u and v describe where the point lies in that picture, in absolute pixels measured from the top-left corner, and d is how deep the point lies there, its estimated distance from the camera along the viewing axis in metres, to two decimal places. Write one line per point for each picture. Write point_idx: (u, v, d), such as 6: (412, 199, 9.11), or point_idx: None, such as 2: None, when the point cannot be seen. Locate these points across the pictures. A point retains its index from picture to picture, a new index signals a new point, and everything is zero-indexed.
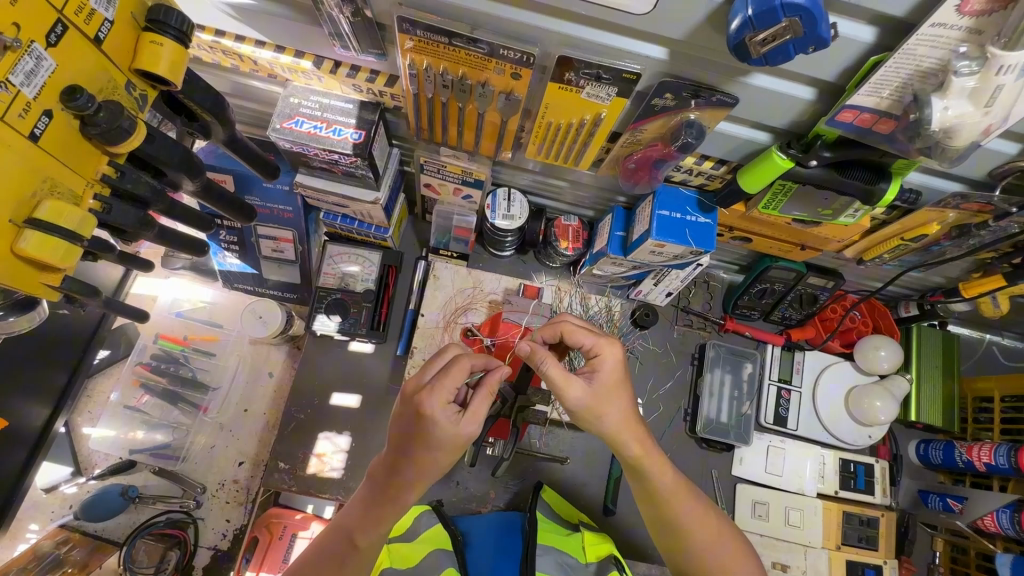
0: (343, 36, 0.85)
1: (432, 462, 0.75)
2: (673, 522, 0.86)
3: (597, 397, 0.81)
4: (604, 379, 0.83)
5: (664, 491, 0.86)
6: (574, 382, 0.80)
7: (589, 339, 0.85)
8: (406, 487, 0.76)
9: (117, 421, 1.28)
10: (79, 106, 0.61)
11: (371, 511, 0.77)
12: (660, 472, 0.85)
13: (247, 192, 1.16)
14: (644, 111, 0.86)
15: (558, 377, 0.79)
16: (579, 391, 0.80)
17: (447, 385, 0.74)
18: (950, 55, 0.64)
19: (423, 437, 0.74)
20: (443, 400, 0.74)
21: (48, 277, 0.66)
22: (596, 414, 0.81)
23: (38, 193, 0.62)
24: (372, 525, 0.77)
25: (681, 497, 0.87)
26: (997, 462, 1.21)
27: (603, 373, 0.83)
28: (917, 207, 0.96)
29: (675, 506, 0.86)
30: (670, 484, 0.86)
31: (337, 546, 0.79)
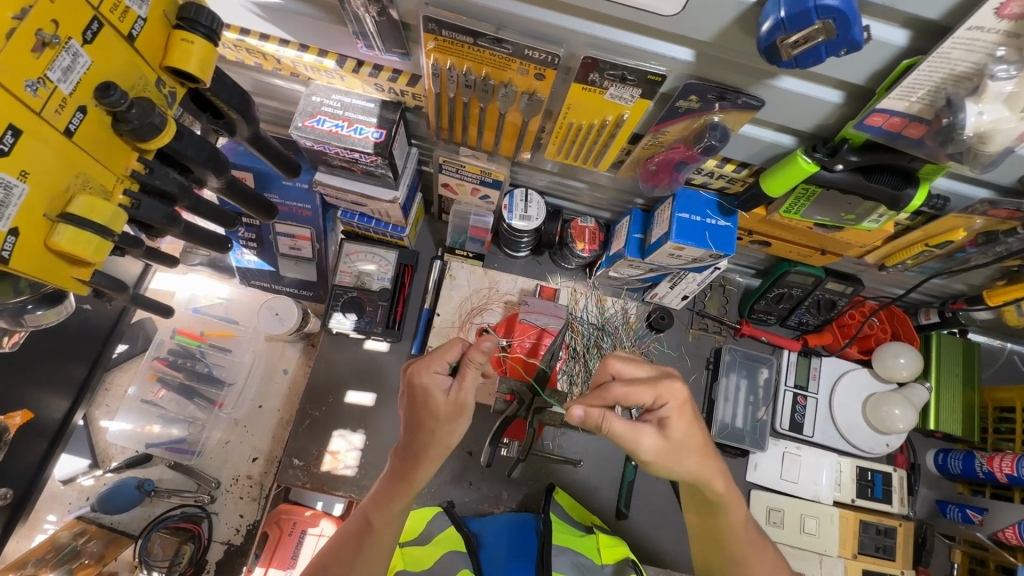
0: (368, 36, 0.85)
1: (434, 439, 0.81)
2: (731, 556, 0.91)
3: (669, 447, 0.80)
4: (672, 429, 0.80)
5: (730, 527, 0.90)
6: (642, 437, 0.78)
7: (649, 395, 0.79)
8: (416, 465, 0.83)
9: (135, 414, 1.30)
10: (112, 102, 0.61)
11: (384, 496, 0.85)
12: (729, 509, 0.89)
13: (267, 190, 1.17)
14: (668, 113, 0.86)
15: (624, 432, 0.77)
16: (651, 440, 0.79)
17: (440, 355, 0.81)
18: (986, 59, 0.63)
19: (420, 412, 0.81)
20: (432, 369, 0.80)
21: (79, 271, 0.67)
22: (668, 463, 0.81)
23: (71, 187, 0.63)
24: (382, 501, 0.85)
25: (744, 532, 0.91)
26: (1020, 473, 1.18)
27: (672, 427, 0.79)
28: (942, 213, 0.95)
29: (735, 544, 0.91)
30: (734, 521, 0.90)
31: (357, 533, 0.86)
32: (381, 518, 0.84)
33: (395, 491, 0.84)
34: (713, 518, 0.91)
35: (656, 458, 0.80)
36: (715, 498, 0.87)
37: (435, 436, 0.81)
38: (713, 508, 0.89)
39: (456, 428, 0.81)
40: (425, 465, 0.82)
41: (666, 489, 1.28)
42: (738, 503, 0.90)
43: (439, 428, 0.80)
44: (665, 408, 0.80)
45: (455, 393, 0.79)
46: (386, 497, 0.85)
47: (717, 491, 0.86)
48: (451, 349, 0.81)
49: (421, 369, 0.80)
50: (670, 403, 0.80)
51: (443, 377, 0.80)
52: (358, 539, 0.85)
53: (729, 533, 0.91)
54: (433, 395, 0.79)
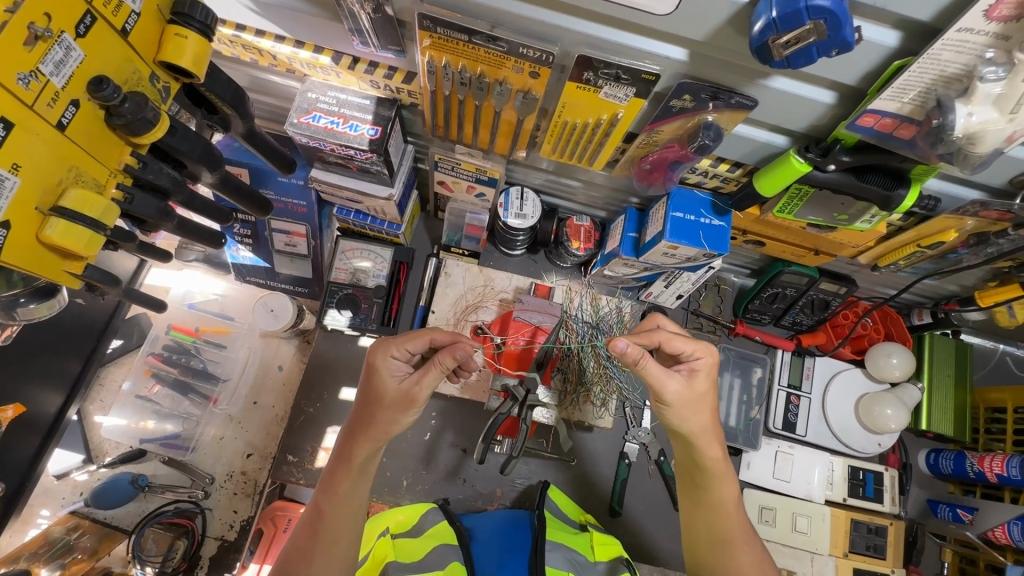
0: (363, 33, 0.85)
1: (375, 421, 0.84)
2: (719, 533, 0.91)
3: (690, 398, 0.83)
4: (697, 384, 0.85)
5: (720, 502, 0.91)
6: (670, 381, 0.81)
7: (687, 346, 0.85)
8: (356, 447, 0.85)
9: (129, 410, 1.30)
10: (105, 96, 0.61)
11: (330, 481, 0.86)
12: (724, 486, 0.91)
13: (262, 186, 1.16)
14: (662, 112, 0.86)
15: (655, 373, 0.80)
16: (676, 386, 0.82)
17: (401, 343, 0.84)
18: (976, 61, 0.64)
19: (368, 388, 0.84)
20: (391, 355, 0.83)
21: (71, 265, 0.67)
22: (682, 412, 0.84)
23: (64, 180, 0.63)
24: (330, 492, 0.86)
25: (736, 513, 0.92)
26: (1010, 473, 1.19)
27: (698, 381, 0.85)
28: (935, 214, 0.95)
29: (725, 516, 0.91)
30: (726, 497, 0.91)
31: (308, 528, 0.85)
32: (331, 506, 0.85)
33: (341, 477, 0.85)
34: (706, 491, 0.92)
35: (675, 404, 0.83)
36: (708, 467, 0.90)
37: (377, 420, 0.84)
38: (708, 480, 0.92)
39: (400, 417, 0.83)
40: (364, 445, 0.84)
41: (658, 487, 1.29)
42: (728, 479, 0.92)
43: (382, 413, 0.82)
44: (697, 364, 0.86)
45: (410, 385, 0.81)
46: (333, 479, 0.86)
47: (712, 459, 0.89)
48: (417, 341, 0.84)
49: (381, 354, 0.83)
50: (702, 363, 0.86)
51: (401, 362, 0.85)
52: (309, 530, 0.85)
53: (721, 505, 0.92)
54: (383, 376, 0.82)
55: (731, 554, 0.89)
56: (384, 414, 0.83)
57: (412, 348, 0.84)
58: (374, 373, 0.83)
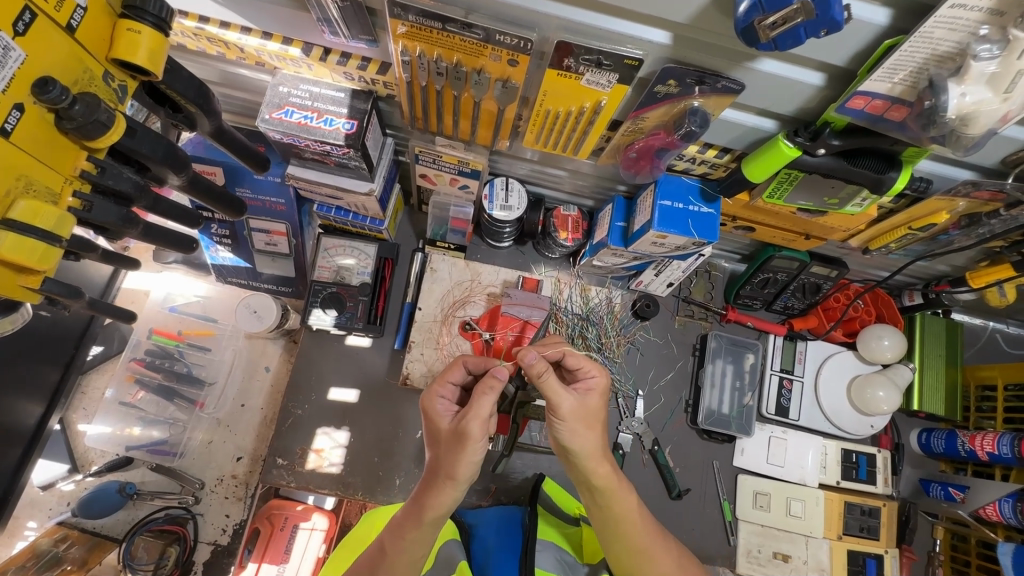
0: (332, 22, 0.81)
1: (439, 462, 0.79)
2: (634, 547, 0.87)
3: (583, 411, 0.80)
4: (591, 400, 0.82)
5: (624, 515, 0.86)
6: (565, 394, 0.79)
7: (582, 362, 0.86)
8: (425, 496, 0.80)
9: (113, 417, 1.27)
10: (51, 99, 0.58)
11: (398, 525, 0.82)
12: (621, 498, 0.86)
13: (237, 185, 1.13)
14: (647, 99, 0.84)
15: (552, 385, 0.78)
16: (569, 403, 0.79)
17: (443, 383, 0.86)
18: (969, 38, 0.62)
19: (433, 436, 0.82)
20: (438, 394, 0.84)
21: (27, 279, 0.64)
22: (571, 431, 0.80)
23: (13, 190, 0.60)
24: (400, 543, 0.81)
25: (641, 522, 0.88)
26: (1000, 451, 1.20)
27: (593, 398, 0.82)
28: (926, 195, 0.94)
29: (630, 527, 0.87)
30: (626, 509, 0.86)
31: (373, 566, 0.82)
32: (396, 548, 0.81)
33: (411, 526, 0.80)
34: (606, 509, 0.86)
35: (568, 418, 0.79)
36: (599, 485, 0.84)
37: (441, 462, 0.78)
38: (602, 497, 0.85)
39: (459, 457, 0.76)
40: (436, 494, 0.78)
41: (653, 475, 1.29)
42: (627, 489, 0.87)
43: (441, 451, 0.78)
44: (592, 383, 0.85)
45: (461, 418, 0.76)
46: (402, 526, 0.81)
47: (601, 476, 0.83)
48: (456, 372, 0.89)
49: (428, 395, 0.84)
50: (596, 382, 0.85)
51: (449, 402, 0.84)
52: (371, 567, 0.81)
53: (625, 516, 0.86)
54: (438, 415, 0.81)
55: (646, 567, 0.88)
56: (445, 453, 0.78)
57: (452, 382, 0.88)
58: (430, 417, 0.82)
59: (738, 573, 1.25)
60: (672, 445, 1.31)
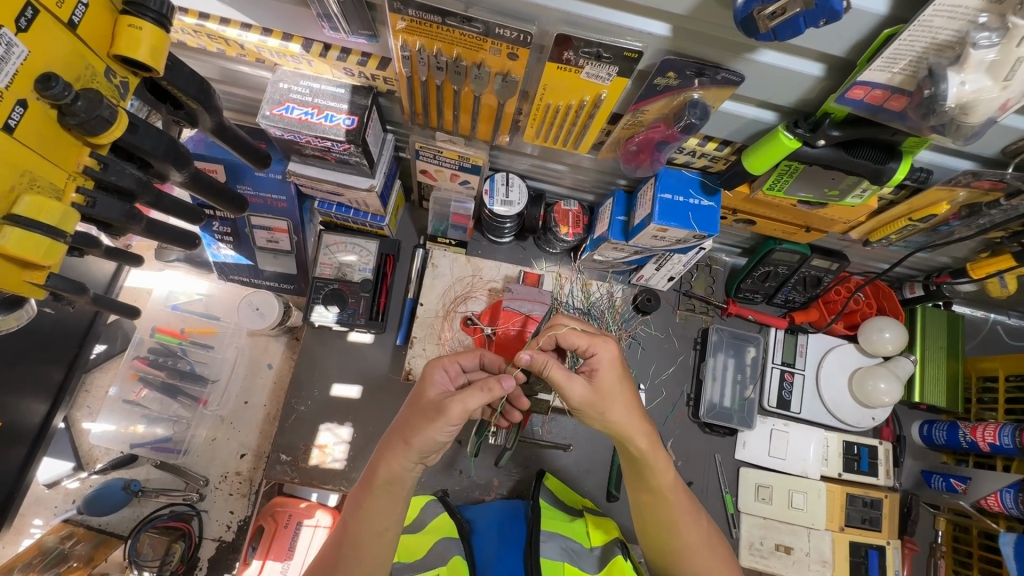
0: (332, 18, 0.82)
1: (405, 427, 0.81)
2: (663, 517, 0.90)
3: (597, 397, 0.82)
4: (602, 381, 0.82)
5: (662, 488, 0.88)
6: (574, 383, 0.80)
7: (584, 340, 0.83)
8: (381, 463, 0.81)
9: (118, 415, 1.27)
10: (55, 95, 0.58)
11: (357, 495, 0.84)
12: (658, 469, 0.87)
13: (238, 182, 1.13)
14: (647, 92, 0.84)
15: (557, 377, 0.79)
16: (580, 388, 0.81)
17: (451, 360, 0.87)
18: (969, 26, 0.62)
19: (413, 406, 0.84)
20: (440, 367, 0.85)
21: (32, 275, 0.65)
22: (599, 409, 0.82)
23: (16, 186, 0.60)
24: (357, 513, 0.82)
25: (675, 494, 0.89)
26: (1002, 442, 1.20)
27: (603, 377, 0.82)
28: (927, 186, 0.94)
29: (666, 499, 0.89)
30: (666, 482, 0.88)
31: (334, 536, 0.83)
32: (352, 517, 0.82)
33: (364, 493, 0.82)
34: (645, 480, 0.89)
35: (583, 406, 0.82)
36: (639, 456, 0.86)
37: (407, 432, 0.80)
38: (641, 470, 0.88)
39: (425, 429, 0.78)
40: (388, 461, 0.80)
41: None
42: (666, 461, 0.88)
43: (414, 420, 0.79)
44: (597, 361, 0.84)
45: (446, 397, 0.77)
46: (360, 496, 0.83)
47: (641, 448, 0.85)
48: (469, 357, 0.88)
49: (429, 366, 0.85)
50: (601, 359, 0.83)
51: (448, 378, 0.85)
52: (335, 537, 0.83)
53: (660, 487, 0.88)
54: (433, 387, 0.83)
55: (678, 538, 0.89)
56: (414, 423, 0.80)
57: (463, 364, 0.88)
58: (424, 383, 0.84)
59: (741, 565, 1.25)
60: (674, 438, 1.32)
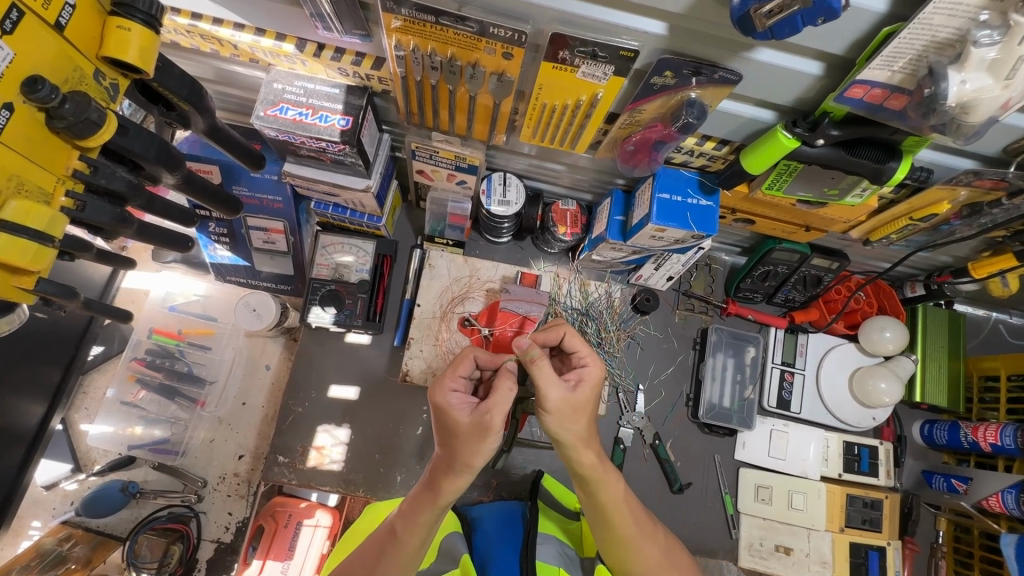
0: (325, 17, 0.81)
1: (455, 455, 0.77)
2: (618, 535, 0.87)
3: (570, 407, 0.79)
4: (580, 391, 0.81)
5: (611, 504, 0.85)
6: (556, 386, 0.78)
7: (583, 349, 0.87)
8: (440, 483, 0.79)
9: (115, 416, 1.27)
10: (42, 98, 0.58)
11: (411, 507, 0.82)
12: (607, 486, 0.84)
13: (234, 183, 1.13)
14: (643, 91, 0.83)
15: (542, 373, 0.78)
16: (558, 394, 0.78)
17: (452, 376, 0.82)
18: (969, 24, 0.61)
19: (444, 429, 0.79)
20: (448, 389, 0.81)
21: (22, 280, 0.65)
22: (561, 420, 0.79)
23: (4, 191, 0.59)
24: (412, 517, 0.81)
25: (626, 509, 0.87)
26: (1003, 442, 1.20)
27: (583, 390, 0.81)
28: (927, 185, 0.93)
29: (616, 518, 0.86)
30: (613, 497, 0.85)
31: (381, 540, 0.83)
32: (409, 529, 0.81)
33: (421, 507, 0.81)
34: (593, 498, 0.86)
35: (553, 411, 0.79)
36: (586, 474, 0.83)
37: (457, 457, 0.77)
38: (589, 486, 0.85)
39: (480, 449, 0.76)
40: (452, 479, 0.79)
41: (654, 470, 1.28)
42: (614, 478, 0.86)
43: (462, 447, 0.76)
44: (584, 374, 0.83)
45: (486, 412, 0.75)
46: (415, 507, 0.82)
47: (586, 465, 0.82)
48: (466, 365, 0.84)
49: (440, 391, 0.80)
50: (589, 373, 0.83)
51: (460, 394, 0.82)
52: (378, 551, 0.82)
53: (612, 504, 0.86)
54: (457, 411, 0.78)
55: (636, 554, 0.88)
56: (462, 447, 0.77)
57: (463, 374, 0.84)
58: (443, 411, 0.79)
59: (739, 565, 1.25)
60: (673, 439, 1.31)
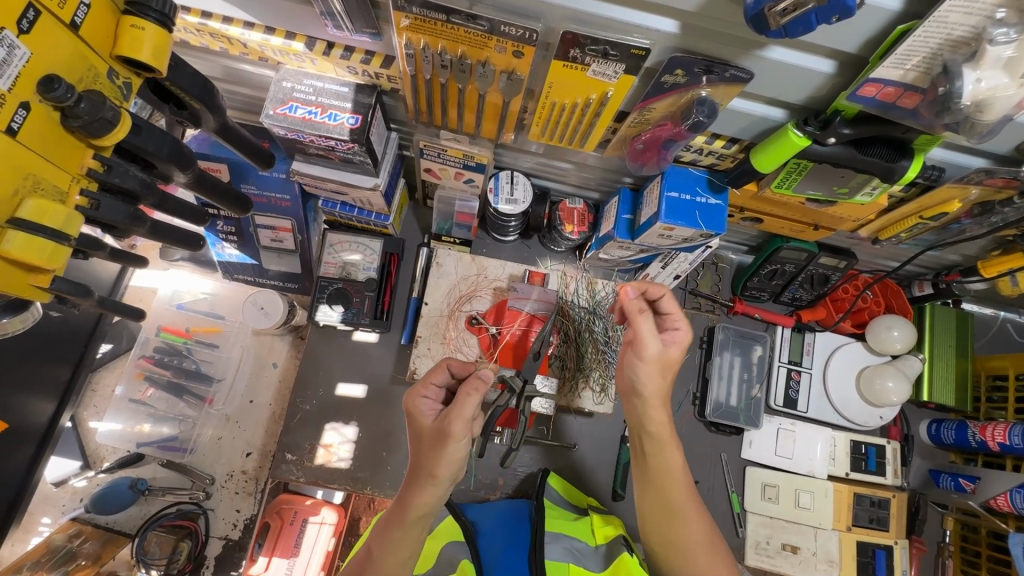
0: (336, 16, 0.81)
1: (421, 463, 0.81)
2: (668, 502, 0.87)
3: (666, 358, 0.84)
4: (674, 350, 0.86)
5: (669, 472, 0.87)
6: (654, 338, 0.83)
7: (679, 312, 0.89)
8: (409, 497, 0.81)
9: (123, 414, 1.27)
10: (58, 97, 0.58)
11: (386, 524, 0.83)
12: (670, 450, 0.88)
13: (243, 181, 1.13)
14: (654, 89, 0.83)
15: (643, 323, 0.84)
16: (655, 347, 0.83)
17: (426, 384, 0.87)
18: (985, 22, 0.60)
19: (413, 436, 0.83)
20: (418, 397, 0.85)
21: (37, 278, 0.65)
22: (649, 371, 0.83)
23: (21, 189, 0.60)
24: (383, 532, 0.83)
25: (682, 481, 0.88)
26: (1012, 442, 1.19)
27: (674, 349, 0.86)
28: (938, 184, 0.92)
29: (671, 485, 0.87)
30: (674, 466, 0.88)
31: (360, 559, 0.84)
32: (383, 551, 0.82)
33: (394, 522, 0.82)
34: (651, 460, 0.89)
35: (652, 358, 0.83)
36: (655, 432, 0.87)
37: (426, 466, 0.80)
38: (651, 446, 0.88)
39: (441, 457, 0.79)
40: (418, 489, 0.80)
41: None
42: (676, 446, 0.89)
43: (426, 454, 0.80)
44: (677, 335, 0.87)
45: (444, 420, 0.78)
46: (388, 528, 0.83)
47: (657, 423, 0.86)
48: (439, 373, 0.88)
49: (412, 398, 0.85)
50: (681, 335, 0.87)
51: (432, 403, 0.86)
52: (359, 568, 0.82)
53: (669, 472, 0.88)
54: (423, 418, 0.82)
55: (681, 527, 0.86)
56: (429, 456, 0.80)
57: (437, 384, 0.88)
58: (413, 417, 0.84)
59: (746, 564, 1.25)
60: (680, 438, 1.31)
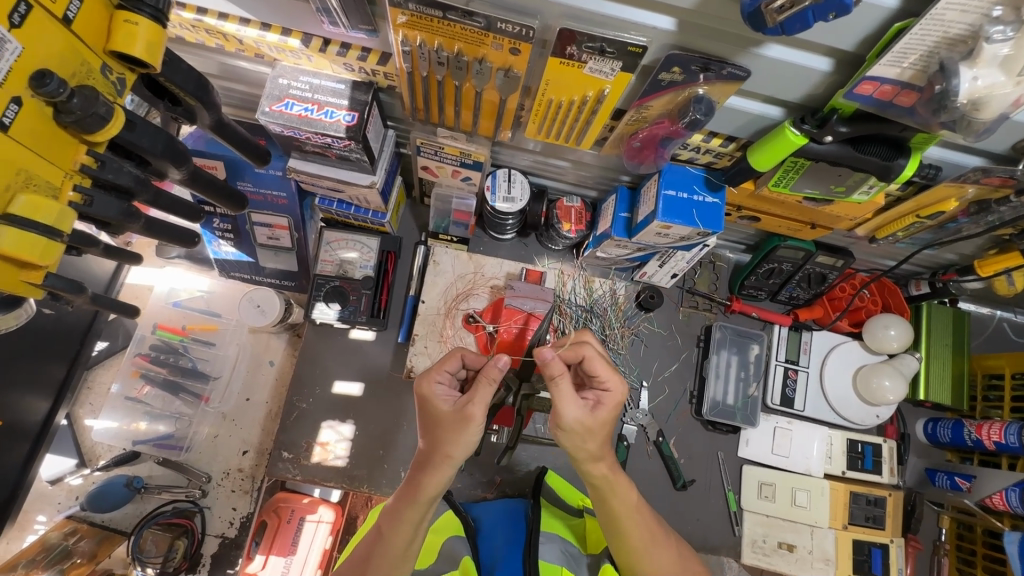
0: (332, 12, 0.80)
1: (437, 444, 0.82)
2: (631, 542, 0.88)
3: (589, 420, 0.82)
4: (601, 413, 0.83)
5: (624, 512, 0.88)
6: (573, 404, 0.80)
7: (606, 373, 0.85)
8: (422, 480, 0.82)
9: (119, 412, 1.26)
10: (49, 92, 0.57)
11: (396, 506, 0.84)
12: (621, 493, 0.88)
13: (239, 178, 1.13)
14: (651, 87, 0.82)
15: (562, 391, 0.80)
16: (576, 411, 0.81)
17: (440, 369, 0.88)
18: (982, 20, 0.60)
19: (428, 418, 0.85)
20: (434, 380, 0.86)
21: (29, 275, 0.65)
22: (579, 433, 0.82)
23: (13, 185, 0.60)
24: (395, 514, 0.83)
25: (638, 515, 0.89)
26: (1007, 441, 1.19)
27: (602, 411, 0.83)
28: (934, 183, 0.93)
29: (627, 521, 0.88)
30: (624, 505, 0.88)
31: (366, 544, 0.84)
32: (392, 530, 0.83)
33: (405, 504, 0.83)
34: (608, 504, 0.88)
35: (573, 427, 0.81)
36: (599, 481, 0.87)
37: (443, 447, 0.81)
38: (603, 494, 0.88)
39: (459, 439, 0.80)
40: (434, 470, 0.82)
41: (656, 466, 1.29)
42: (625, 484, 0.89)
43: (443, 435, 0.81)
44: (604, 396, 0.85)
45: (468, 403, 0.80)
46: (398, 508, 0.84)
47: (600, 475, 0.86)
48: (452, 361, 0.89)
49: (427, 382, 0.86)
50: (609, 395, 0.84)
51: (446, 388, 0.86)
52: (366, 554, 0.82)
53: (626, 510, 0.88)
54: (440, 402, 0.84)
55: (646, 563, 0.88)
56: (445, 437, 0.82)
57: (449, 370, 0.89)
58: (428, 401, 0.84)
59: (742, 562, 1.25)
60: (676, 436, 1.31)
